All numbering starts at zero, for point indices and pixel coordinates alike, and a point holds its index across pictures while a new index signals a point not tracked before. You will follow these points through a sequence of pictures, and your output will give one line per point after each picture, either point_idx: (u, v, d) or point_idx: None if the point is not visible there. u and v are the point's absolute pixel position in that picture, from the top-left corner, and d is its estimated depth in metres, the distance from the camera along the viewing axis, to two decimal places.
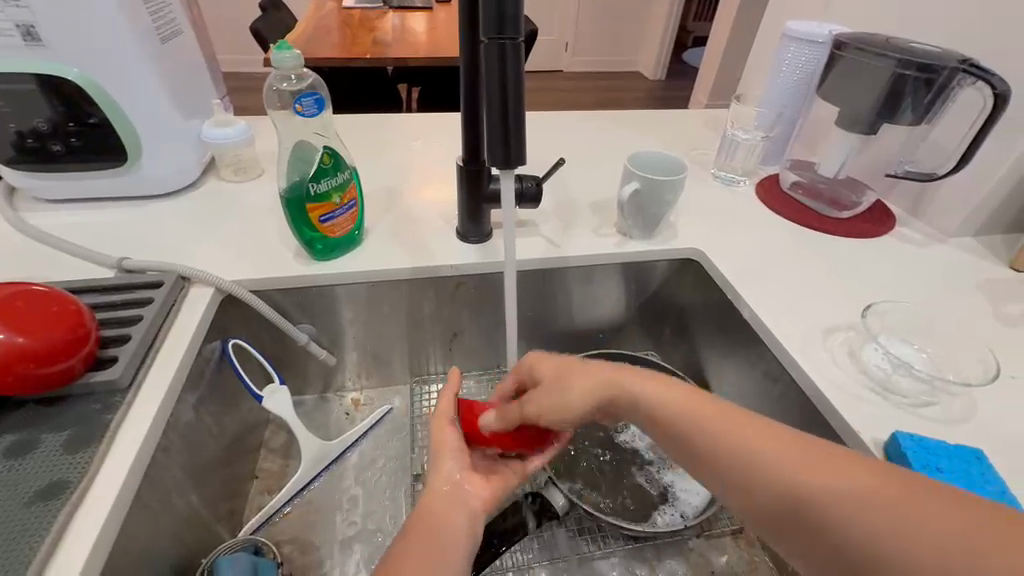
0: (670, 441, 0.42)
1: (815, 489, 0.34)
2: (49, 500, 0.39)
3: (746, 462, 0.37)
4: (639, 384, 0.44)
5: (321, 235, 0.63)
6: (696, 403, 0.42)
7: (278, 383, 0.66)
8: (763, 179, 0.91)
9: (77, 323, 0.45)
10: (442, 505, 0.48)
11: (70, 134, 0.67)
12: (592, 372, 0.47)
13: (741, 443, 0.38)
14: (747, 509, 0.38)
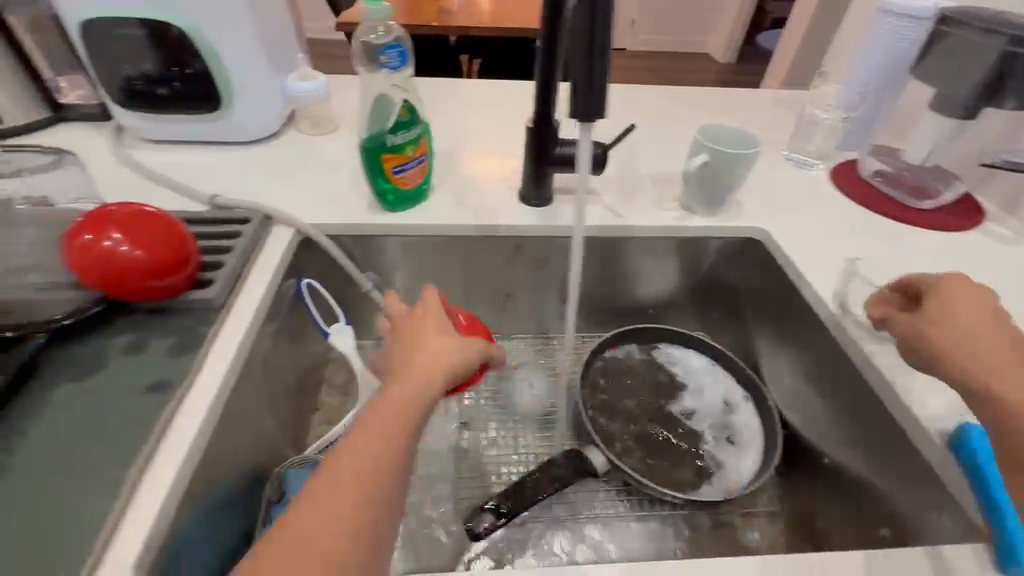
0: (924, 334, 0.49)
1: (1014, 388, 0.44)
2: (158, 393, 0.45)
3: (971, 362, 0.45)
4: (951, 293, 0.49)
5: (393, 186, 0.66)
6: (979, 308, 0.48)
7: (343, 323, 0.71)
8: (840, 164, 0.86)
9: (184, 248, 0.50)
10: (403, 423, 0.40)
11: (173, 80, 0.74)
12: (942, 284, 0.50)
13: (980, 348, 0.46)
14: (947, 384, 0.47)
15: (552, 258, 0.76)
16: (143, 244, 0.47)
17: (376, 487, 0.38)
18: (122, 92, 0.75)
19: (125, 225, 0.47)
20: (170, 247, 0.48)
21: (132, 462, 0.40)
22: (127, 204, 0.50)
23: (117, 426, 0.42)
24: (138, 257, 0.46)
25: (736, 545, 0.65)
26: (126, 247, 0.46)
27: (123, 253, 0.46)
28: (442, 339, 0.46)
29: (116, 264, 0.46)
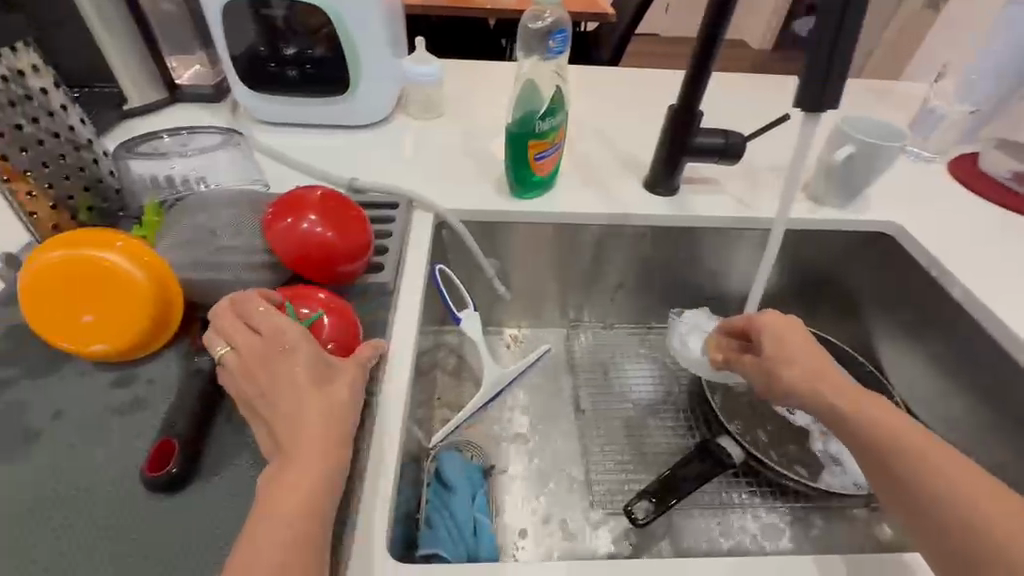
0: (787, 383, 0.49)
1: (897, 446, 0.42)
2: None
3: (871, 432, 0.43)
4: (794, 339, 0.50)
5: (532, 172, 0.66)
6: (819, 359, 0.49)
7: (472, 308, 0.71)
8: (958, 158, 0.85)
9: (366, 235, 0.49)
10: (277, 440, 0.38)
11: (305, 62, 0.74)
12: (801, 335, 0.51)
13: (869, 416, 0.44)
14: (864, 457, 0.44)
15: (672, 248, 0.76)
16: (334, 228, 0.47)
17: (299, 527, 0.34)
18: (251, 72, 0.75)
19: (317, 207, 0.47)
20: (355, 235, 0.48)
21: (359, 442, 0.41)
22: (311, 186, 0.49)
23: None
24: (330, 240, 0.47)
25: (869, 539, 0.65)
26: (322, 230, 0.46)
27: (316, 234, 0.46)
28: (291, 359, 0.40)
29: (310, 246, 0.46)
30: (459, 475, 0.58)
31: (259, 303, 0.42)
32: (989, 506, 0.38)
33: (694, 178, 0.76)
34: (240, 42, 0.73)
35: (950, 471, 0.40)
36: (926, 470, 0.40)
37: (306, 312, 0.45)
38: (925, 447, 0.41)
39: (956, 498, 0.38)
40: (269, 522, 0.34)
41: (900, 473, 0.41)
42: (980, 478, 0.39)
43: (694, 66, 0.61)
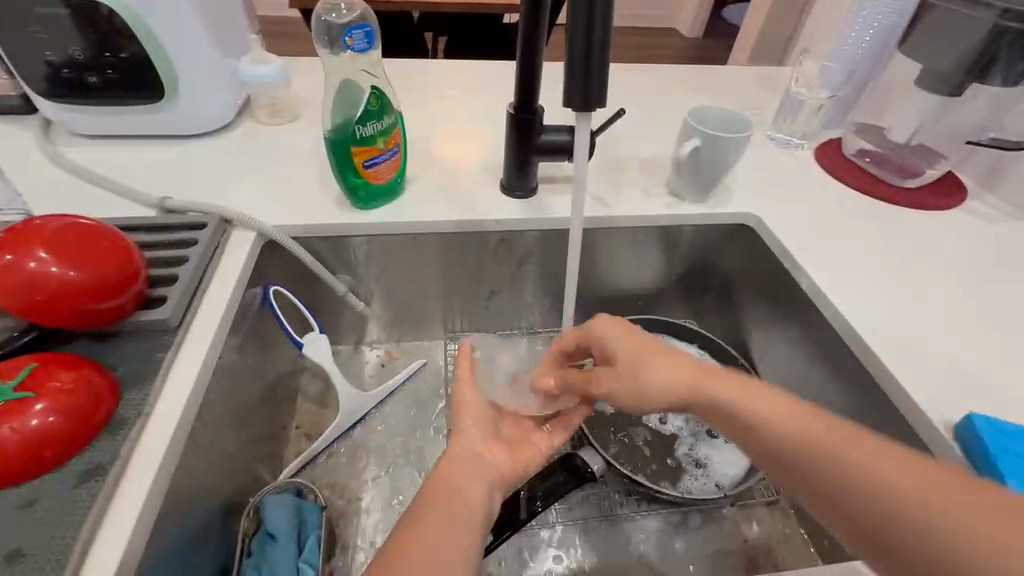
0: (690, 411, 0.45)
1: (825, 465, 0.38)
2: (112, 433, 0.39)
3: (791, 448, 0.39)
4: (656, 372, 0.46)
5: (365, 182, 0.61)
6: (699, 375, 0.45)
7: (318, 331, 0.65)
8: (824, 143, 0.85)
9: (127, 266, 0.43)
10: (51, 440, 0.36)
11: (106, 67, 0.65)
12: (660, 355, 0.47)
13: (780, 433, 0.40)
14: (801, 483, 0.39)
15: (539, 254, 0.72)
16: (74, 265, 0.41)
17: (457, 515, 0.44)
18: (48, 80, 0.66)
19: (51, 242, 0.41)
20: (109, 268, 0.42)
21: (80, 519, 0.35)
22: (57, 216, 0.43)
23: (70, 477, 0.37)
24: (68, 279, 0.40)
25: (735, 537, 0.64)
26: (57, 269, 0.40)
27: (49, 272, 0.40)
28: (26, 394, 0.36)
29: (42, 289, 0.40)
30: (286, 523, 0.52)
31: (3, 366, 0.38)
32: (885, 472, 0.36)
33: (555, 178, 0.73)
34: (24, 47, 0.64)
35: (848, 453, 0.37)
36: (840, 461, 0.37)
37: (9, 377, 0.37)
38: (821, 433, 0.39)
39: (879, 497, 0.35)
40: (424, 550, 0.41)
41: (806, 466, 0.39)
42: (882, 450, 0.37)
43: (519, 62, 0.57)
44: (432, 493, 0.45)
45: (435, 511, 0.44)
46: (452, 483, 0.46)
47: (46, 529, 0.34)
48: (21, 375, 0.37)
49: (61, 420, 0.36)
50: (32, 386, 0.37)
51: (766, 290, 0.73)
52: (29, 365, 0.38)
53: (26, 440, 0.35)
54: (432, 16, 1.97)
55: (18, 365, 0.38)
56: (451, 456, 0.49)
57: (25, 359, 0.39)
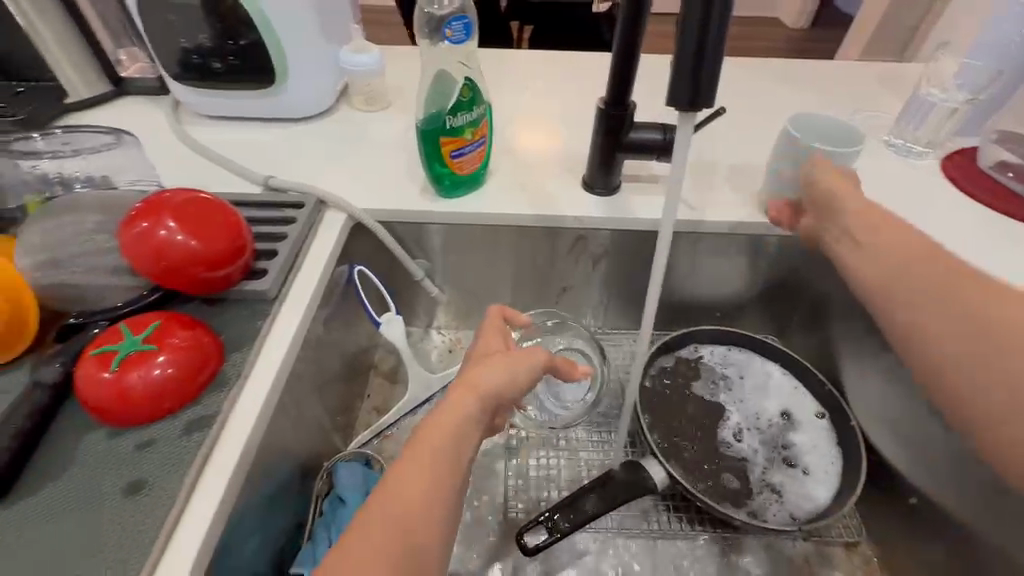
0: (887, 293, 0.49)
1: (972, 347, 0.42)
2: (216, 390, 0.43)
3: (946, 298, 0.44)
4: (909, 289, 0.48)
5: (451, 171, 0.62)
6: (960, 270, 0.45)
7: (395, 313, 0.68)
8: (953, 153, 0.75)
9: (237, 239, 0.48)
10: (169, 391, 0.41)
11: (229, 53, 0.71)
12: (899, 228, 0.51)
13: (946, 323, 0.44)
14: (946, 324, 0.43)
15: (617, 254, 0.71)
16: (192, 235, 0.45)
17: (441, 478, 0.39)
18: (181, 64, 0.73)
19: (178, 214, 0.46)
20: (222, 240, 0.46)
21: (186, 464, 0.38)
22: (182, 190, 0.48)
23: (179, 425, 0.41)
24: (188, 248, 0.45)
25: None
26: (181, 239, 0.45)
27: (173, 241, 0.45)
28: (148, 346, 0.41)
29: (168, 256, 0.45)
30: (354, 488, 0.55)
31: (131, 322, 0.43)
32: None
33: (640, 177, 0.70)
34: (163, 35, 0.71)
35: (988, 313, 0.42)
36: (976, 336, 0.42)
37: (138, 330, 0.42)
38: (951, 276, 0.45)
39: (999, 368, 0.40)
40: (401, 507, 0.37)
41: (945, 332, 0.44)
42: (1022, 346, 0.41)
43: (616, 57, 0.55)
44: (419, 441, 0.40)
45: (430, 456, 0.39)
46: (441, 424, 0.41)
47: (159, 469, 0.38)
48: (146, 329, 0.42)
49: (175, 374, 0.41)
50: (154, 339, 0.42)
51: (867, 313, 0.67)
52: (153, 322, 0.43)
53: (149, 390, 0.40)
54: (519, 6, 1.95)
55: (142, 321, 0.43)
56: (438, 413, 0.42)
57: (152, 315, 0.44)
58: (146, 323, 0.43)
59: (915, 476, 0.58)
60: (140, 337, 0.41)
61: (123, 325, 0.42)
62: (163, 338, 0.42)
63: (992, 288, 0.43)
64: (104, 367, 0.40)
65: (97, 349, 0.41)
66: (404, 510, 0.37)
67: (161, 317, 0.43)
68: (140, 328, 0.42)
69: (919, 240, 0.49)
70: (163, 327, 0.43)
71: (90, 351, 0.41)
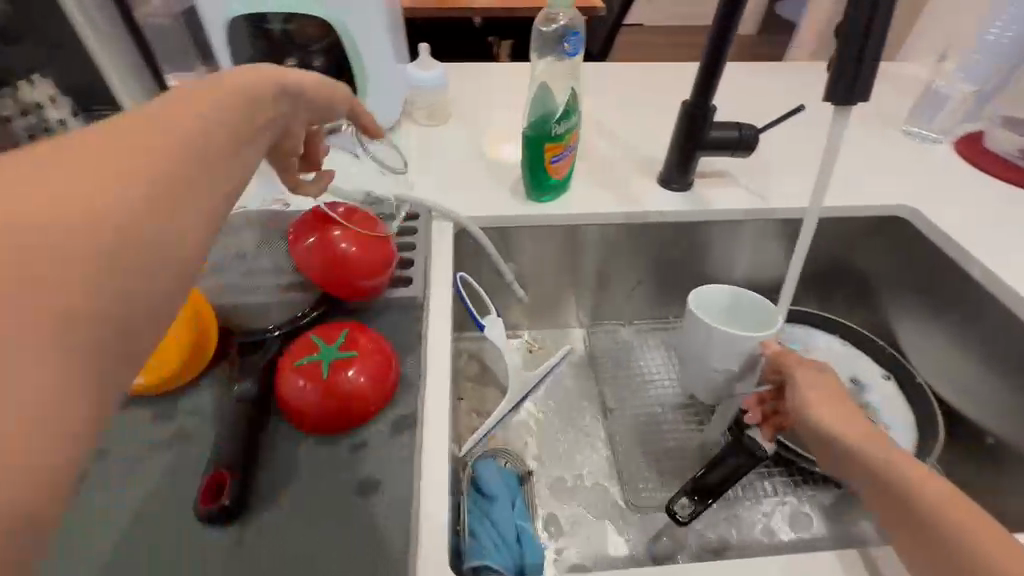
0: (825, 444, 0.48)
1: (935, 521, 0.39)
2: (406, 391, 0.45)
3: (898, 494, 0.42)
4: (837, 425, 0.48)
5: (549, 175, 0.66)
6: (907, 467, 0.43)
7: (495, 315, 0.71)
8: (961, 137, 0.85)
9: (388, 247, 0.50)
10: (370, 399, 0.42)
11: (313, 75, 0.74)
12: (842, 407, 0.49)
13: (899, 477, 0.42)
14: (885, 514, 0.43)
15: (690, 245, 0.76)
16: (358, 244, 0.48)
17: (154, 253, 0.25)
18: None
19: (341, 226, 0.48)
20: (378, 247, 0.49)
21: (408, 461, 0.40)
22: (334, 204, 0.51)
23: (386, 426, 0.42)
24: (354, 255, 0.47)
25: None
26: (346, 248, 0.47)
27: (341, 248, 0.47)
28: (345, 360, 0.42)
29: (337, 266, 0.47)
30: (497, 482, 0.58)
31: (314, 335, 0.44)
32: (985, 547, 0.37)
33: (707, 173, 0.76)
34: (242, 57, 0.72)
35: (933, 518, 0.39)
36: (925, 509, 0.40)
37: (328, 341, 0.44)
38: (889, 453, 0.44)
39: (959, 544, 0.38)
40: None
41: (895, 505, 0.42)
42: (970, 523, 0.38)
43: (708, 62, 0.61)
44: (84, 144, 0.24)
45: (81, 162, 0.24)
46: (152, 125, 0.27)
47: (383, 465, 0.40)
48: (335, 339, 0.44)
49: (369, 381, 0.42)
50: (344, 349, 0.43)
51: (916, 281, 0.75)
52: (342, 331, 0.44)
53: (358, 394, 0.41)
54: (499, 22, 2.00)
55: (327, 334, 0.44)
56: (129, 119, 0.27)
57: (335, 326, 0.45)
58: (330, 335, 0.44)
59: (988, 418, 0.66)
60: (333, 350, 0.43)
61: (315, 337, 0.44)
62: (351, 347, 0.43)
63: (942, 489, 0.41)
64: (312, 375, 0.41)
65: (299, 360, 0.42)
66: (50, 291, 0.21)
67: (342, 330, 0.44)
68: (329, 340, 0.44)
69: (858, 419, 0.48)
70: (348, 339, 0.44)
71: (292, 363, 0.42)
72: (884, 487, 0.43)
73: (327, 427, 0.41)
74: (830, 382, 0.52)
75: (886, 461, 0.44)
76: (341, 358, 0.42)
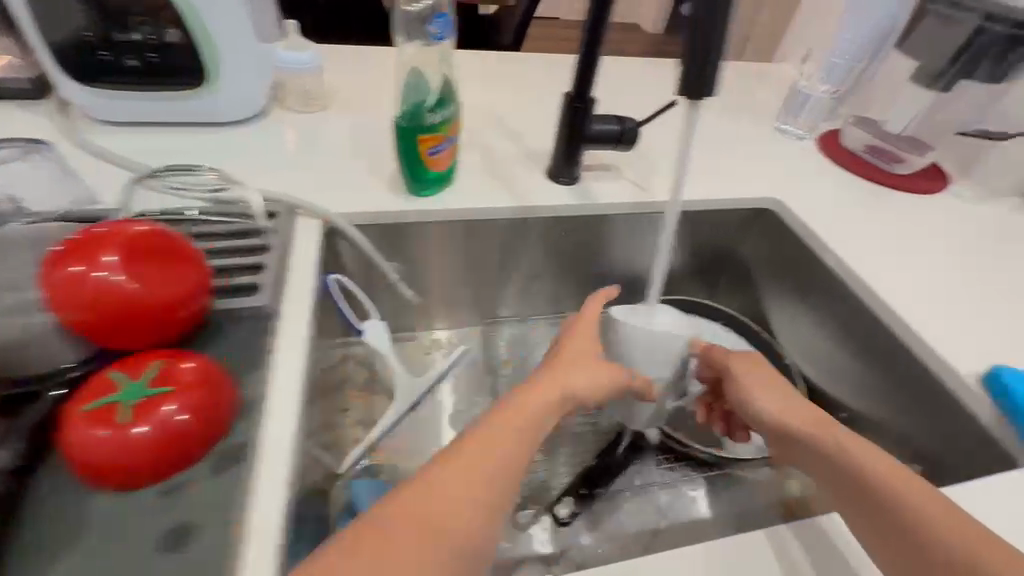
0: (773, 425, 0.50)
1: (893, 492, 0.40)
2: (241, 417, 0.39)
3: (852, 466, 0.43)
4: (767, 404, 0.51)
5: (428, 169, 0.62)
6: (850, 438, 0.45)
7: (378, 318, 0.66)
8: (824, 134, 0.92)
9: (180, 246, 0.42)
10: (195, 438, 0.36)
11: (147, 49, 0.63)
12: (780, 391, 0.52)
13: (849, 450, 0.44)
14: (835, 495, 0.43)
15: (581, 240, 0.75)
16: (139, 275, 0.38)
17: None
18: (78, 61, 0.63)
19: (125, 251, 0.39)
20: (168, 267, 0.40)
21: (233, 496, 0.35)
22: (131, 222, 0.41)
23: (207, 463, 0.37)
24: (135, 293, 0.38)
25: (778, 493, 0.70)
26: (119, 279, 0.38)
27: (97, 280, 0.37)
28: (158, 401, 0.36)
29: (112, 305, 0.37)
30: (374, 501, 0.54)
31: (108, 375, 0.37)
32: (940, 512, 0.38)
33: (594, 166, 0.76)
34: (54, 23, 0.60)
35: (898, 486, 0.40)
36: (875, 477, 0.41)
37: (135, 376, 0.37)
38: (829, 429, 0.47)
39: (915, 509, 0.38)
40: None
41: (856, 476, 0.42)
42: (922, 489, 0.40)
43: (584, 51, 0.59)
44: None
45: None
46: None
47: (199, 507, 0.35)
48: (145, 373, 0.37)
49: (190, 419, 0.36)
50: (150, 385, 0.37)
51: (783, 270, 0.80)
52: (153, 363, 0.38)
53: (170, 434, 0.35)
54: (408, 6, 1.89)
55: (129, 373, 0.37)
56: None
57: (145, 356, 0.39)
58: (134, 367, 0.38)
59: (844, 395, 0.72)
60: (134, 390, 0.36)
61: (115, 373, 0.37)
62: (164, 380, 0.37)
63: (884, 457, 0.43)
64: (106, 422, 0.34)
65: (90, 404, 0.35)
66: None
67: (154, 364, 0.38)
68: (133, 375, 0.37)
69: (793, 398, 0.51)
70: (164, 374, 0.37)
71: (82, 408, 0.35)
72: (830, 457, 0.44)
73: (131, 478, 0.35)
74: (756, 366, 0.54)
75: (830, 442, 0.45)
76: (148, 399, 0.36)
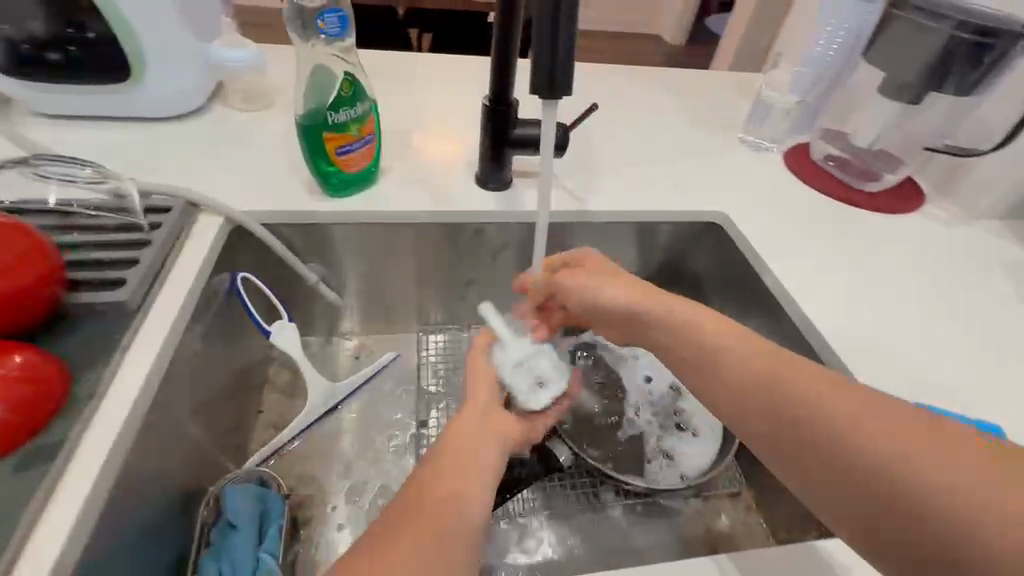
0: (649, 337, 0.48)
1: (815, 408, 0.36)
2: (65, 416, 0.39)
3: (749, 380, 0.40)
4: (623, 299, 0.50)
5: (338, 169, 0.61)
6: (730, 333, 0.43)
7: (288, 320, 0.64)
8: (793, 146, 0.86)
9: (26, 236, 0.41)
10: (3, 431, 0.35)
11: (69, 42, 0.64)
12: (630, 286, 0.51)
13: (737, 355, 0.41)
14: (745, 419, 0.40)
15: (514, 248, 0.73)
16: None
17: None
18: (5, 54, 0.63)
19: None
20: (8, 257, 0.39)
21: (24, 503, 0.34)
22: None
23: (15, 461, 0.36)
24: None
25: (702, 527, 0.66)
26: None
27: None
28: None
29: None
30: (247, 510, 0.52)
31: None
32: (857, 407, 0.35)
33: (531, 173, 0.73)
34: None
35: (805, 391, 0.37)
36: (782, 386, 0.38)
37: None
38: (706, 328, 0.44)
39: (838, 414, 0.35)
40: None
41: (761, 390, 0.39)
42: (830, 384, 0.37)
43: (495, 51, 0.57)
44: None
45: None
46: None
47: None
48: None
49: (3, 411, 0.35)
50: None
51: (731, 288, 0.75)
52: None
53: None
54: (413, 10, 1.89)
55: None
56: None
57: None
58: None
59: None
60: None
61: None
62: None
63: (779, 357, 0.40)
64: None
65: None
66: None
67: None
68: None
69: (642, 291, 0.50)
70: None
71: None
72: (721, 370, 0.42)
73: None
74: (609, 272, 0.54)
75: (712, 344, 0.43)
76: None
